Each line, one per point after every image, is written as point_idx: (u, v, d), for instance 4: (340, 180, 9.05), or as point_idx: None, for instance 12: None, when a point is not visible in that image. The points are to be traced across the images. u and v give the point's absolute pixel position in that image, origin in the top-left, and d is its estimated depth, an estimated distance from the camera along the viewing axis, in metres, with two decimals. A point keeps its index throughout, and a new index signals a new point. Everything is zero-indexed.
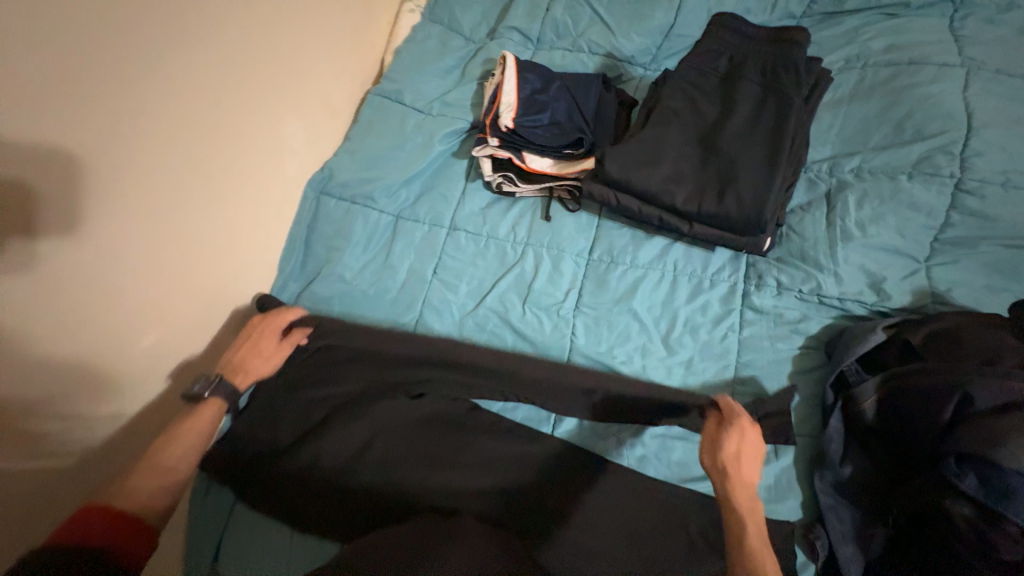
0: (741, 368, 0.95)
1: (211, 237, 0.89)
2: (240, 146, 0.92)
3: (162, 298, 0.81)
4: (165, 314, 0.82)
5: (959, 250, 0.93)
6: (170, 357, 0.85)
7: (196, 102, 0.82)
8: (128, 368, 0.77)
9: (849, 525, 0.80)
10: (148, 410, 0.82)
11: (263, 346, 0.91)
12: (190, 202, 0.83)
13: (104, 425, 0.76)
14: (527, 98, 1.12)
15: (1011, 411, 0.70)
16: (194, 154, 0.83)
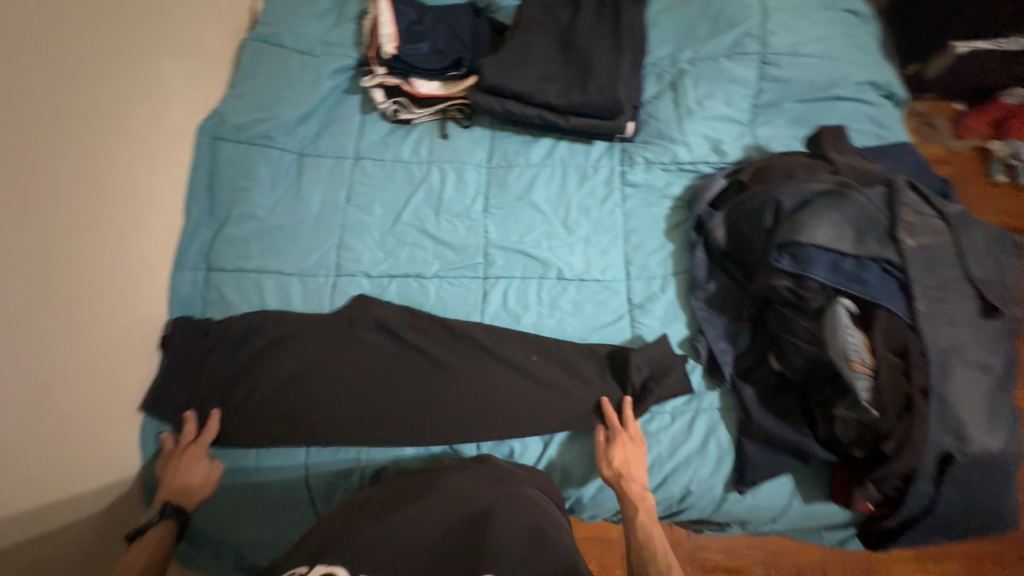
0: (629, 232, 1.13)
1: (94, 249, 0.84)
2: (108, 156, 0.87)
3: (49, 325, 0.76)
4: (60, 332, 0.78)
5: (770, 111, 1.18)
6: (90, 301, 0.83)
7: (50, 111, 0.77)
8: (39, 312, 0.75)
9: (720, 327, 1.01)
10: (77, 357, 0.81)
11: (197, 465, 0.88)
12: (61, 225, 0.78)
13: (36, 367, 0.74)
14: (406, 30, 1.20)
15: (806, 203, 0.93)
16: (55, 171, 0.78)
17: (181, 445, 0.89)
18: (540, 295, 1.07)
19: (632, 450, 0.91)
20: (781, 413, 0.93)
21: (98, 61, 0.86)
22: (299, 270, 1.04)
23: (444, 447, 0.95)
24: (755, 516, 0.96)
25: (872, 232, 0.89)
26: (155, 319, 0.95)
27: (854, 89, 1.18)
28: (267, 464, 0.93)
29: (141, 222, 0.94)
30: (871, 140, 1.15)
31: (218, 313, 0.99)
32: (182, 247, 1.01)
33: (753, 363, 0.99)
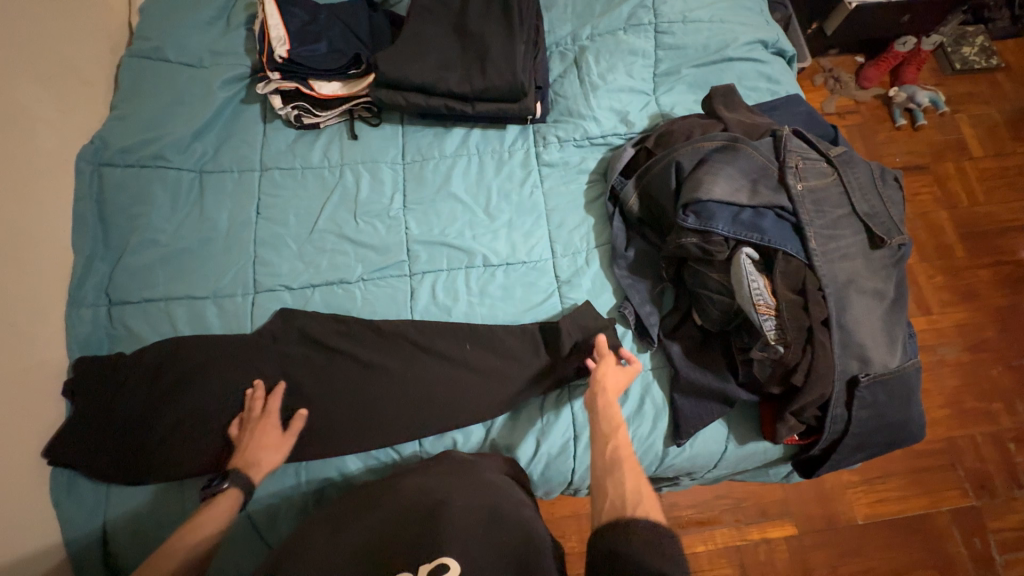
0: (551, 211, 1.15)
1: None
2: None
3: None
4: None
5: (670, 79, 1.22)
6: None
7: None
8: None
9: (644, 291, 1.04)
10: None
11: (269, 441, 0.87)
12: None
13: None
14: (298, 31, 1.15)
15: (702, 163, 0.97)
16: None
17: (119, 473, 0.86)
18: (469, 284, 1.07)
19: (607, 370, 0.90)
20: (707, 364, 0.97)
21: None
22: (213, 292, 0.99)
23: (387, 450, 0.95)
24: (698, 465, 1.00)
25: (765, 181, 0.94)
26: (57, 364, 0.89)
27: (745, 48, 1.23)
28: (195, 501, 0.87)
29: (24, 264, 0.87)
30: (766, 96, 1.21)
31: (128, 348, 0.93)
32: (77, 285, 0.94)
33: (677, 321, 1.03)
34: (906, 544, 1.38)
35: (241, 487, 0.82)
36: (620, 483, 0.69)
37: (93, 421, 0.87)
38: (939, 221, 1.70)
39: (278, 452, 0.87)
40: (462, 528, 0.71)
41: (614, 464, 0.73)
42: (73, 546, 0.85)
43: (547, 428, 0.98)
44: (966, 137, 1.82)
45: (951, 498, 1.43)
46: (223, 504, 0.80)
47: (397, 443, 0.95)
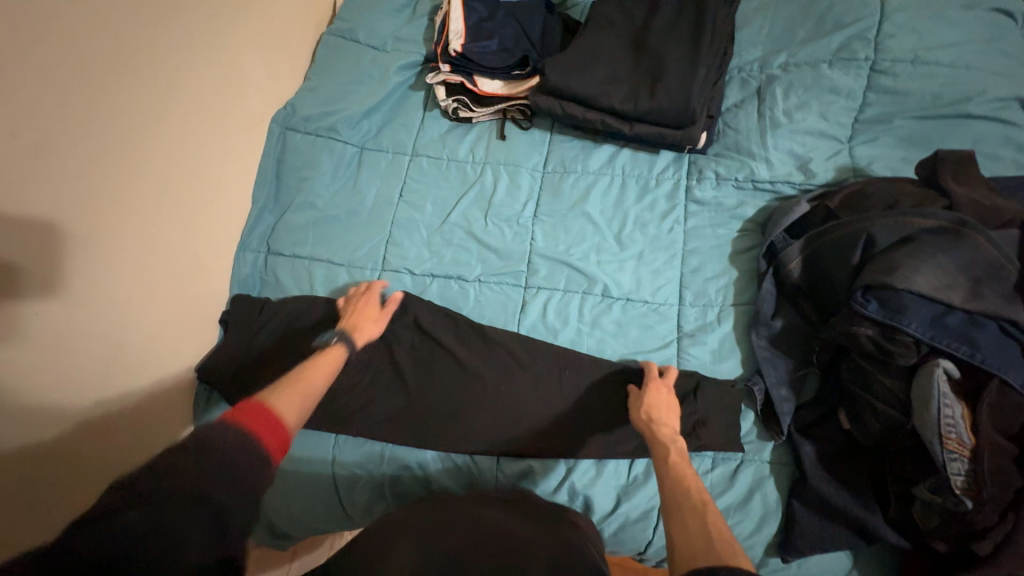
0: (688, 253, 1.03)
1: (180, 231, 0.94)
2: (195, 144, 0.97)
3: (147, 295, 0.88)
4: (154, 302, 0.90)
5: (876, 128, 1.01)
6: (176, 275, 0.94)
7: (155, 109, 0.88)
8: (140, 283, 0.87)
9: (782, 371, 0.89)
10: (165, 327, 0.92)
11: (369, 312, 0.95)
12: (159, 208, 0.90)
13: (139, 333, 0.87)
14: (475, 26, 1.17)
15: (905, 243, 0.79)
16: (153, 161, 0.88)
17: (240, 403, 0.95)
18: (582, 311, 1.02)
19: (659, 394, 0.86)
20: (843, 479, 0.81)
21: (192, 60, 0.95)
22: (348, 261, 1.07)
23: (465, 458, 0.94)
24: None
25: (993, 284, 0.73)
26: (217, 296, 1.03)
27: (992, 105, 0.97)
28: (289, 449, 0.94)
29: (216, 206, 1.02)
30: (1008, 169, 0.95)
31: (272, 295, 1.05)
32: (247, 230, 1.08)
33: (817, 418, 0.86)
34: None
35: (348, 344, 0.85)
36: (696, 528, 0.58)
37: (232, 353, 0.99)
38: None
39: (374, 324, 0.94)
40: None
41: (676, 505, 0.63)
42: None
43: (634, 490, 0.89)
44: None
45: None
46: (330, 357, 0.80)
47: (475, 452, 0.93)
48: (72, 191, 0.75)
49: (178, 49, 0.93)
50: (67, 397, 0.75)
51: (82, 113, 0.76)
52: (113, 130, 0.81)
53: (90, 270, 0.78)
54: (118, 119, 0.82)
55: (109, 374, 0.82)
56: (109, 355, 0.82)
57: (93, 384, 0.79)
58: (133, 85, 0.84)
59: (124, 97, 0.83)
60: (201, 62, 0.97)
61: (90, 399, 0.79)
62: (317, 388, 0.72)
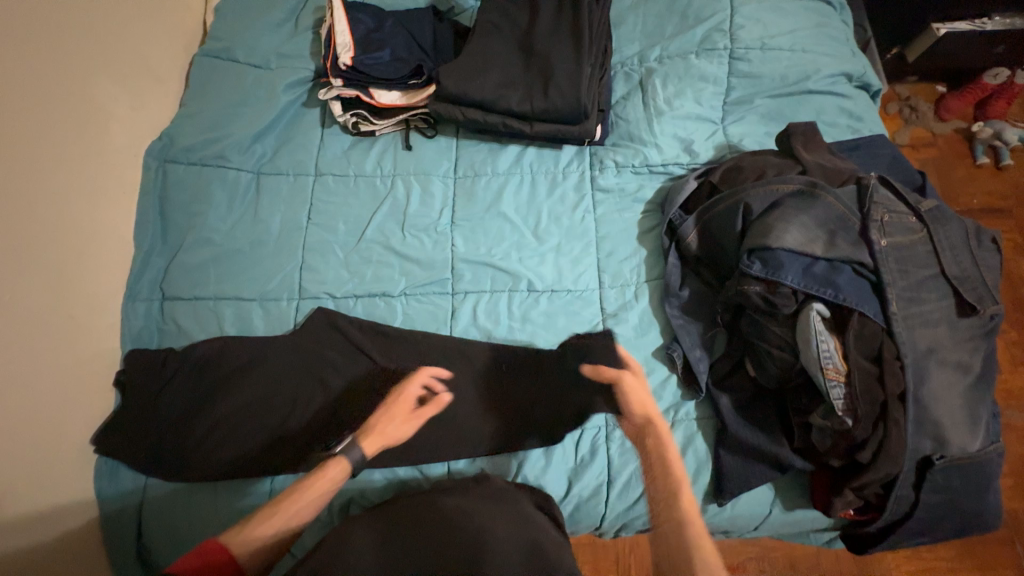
0: (601, 239, 1.10)
1: (49, 292, 0.84)
2: (56, 193, 0.86)
3: (15, 371, 0.77)
4: (25, 377, 0.79)
5: (742, 108, 1.15)
6: (50, 342, 0.83)
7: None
8: (3, 358, 0.76)
9: (695, 335, 0.98)
10: (45, 403, 0.81)
11: (396, 413, 0.91)
12: (16, 270, 0.79)
13: (11, 414, 0.76)
14: (363, 38, 1.15)
15: (774, 208, 0.90)
16: (3, 219, 0.78)
17: (156, 467, 0.87)
18: (511, 308, 1.04)
19: (640, 389, 0.93)
20: (756, 420, 0.91)
21: (35, 99, 0.85)
22: (260, 295, 1.00)
23: (416, 473, 0.93)
24: (737, 526, 0.95)
25: (845, 234, 0.86)
26: (107, 356, 0.92)
27: (827, 81, 1.14)
28: (225, 502, 0.87)
29: (94, 256, 0.92)
30: (846, 133, 1.12)
31: (176, 343, 0.96)
32: (134, 277, 0.98)
33: (727, 371, 0.96)
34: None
35: (351, 459, 0.84)
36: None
37: (135, 416, 0.89)
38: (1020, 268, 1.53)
39: (409, 428, 0.91)
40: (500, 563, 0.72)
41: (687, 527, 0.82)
42: (108, 531, 0.87)
43: (582, 470, 0.94)
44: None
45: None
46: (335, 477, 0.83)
47: (425, 464, 0.93)
48: None
49: (18, 88, 0.82)
50: None
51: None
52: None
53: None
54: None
55: None
56: None
57: None
58: None
59: None
60: (45, 100, 0.86)
61: None
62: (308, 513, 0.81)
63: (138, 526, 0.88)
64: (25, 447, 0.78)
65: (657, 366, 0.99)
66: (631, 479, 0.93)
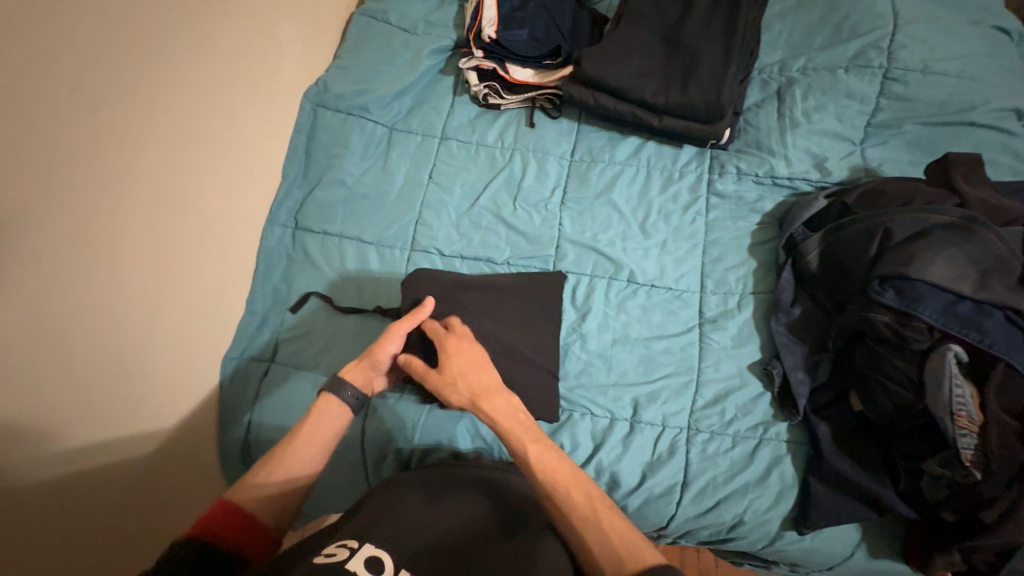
0: (709, 243, 1.07)
1: (216, 202, 0.96)
2: (234, 118, 0.98)
3: (185, 261, 0.90)
4: (189, 269, 0.91)
5: (886, 132, 1.08)
6: (210, 244, 0.95)
7: (199, 77, 0.90)
8: (179, 248, 0.89)
9: (799, 356, 0.94)
10: (198, 297, 0.93)
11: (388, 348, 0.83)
12: (198, 176, 0.91)
13: (176, 297, 0.89)
14: (507, 15, 1.19)
15: (920, 237, 0.85)
16: (194, 129, 0.90)
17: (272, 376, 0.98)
18: (608, 295, 1.05)
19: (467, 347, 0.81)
20: (856, 456, 0.86)
21: (229, 31, 0.96)
22: (377, 240, 1.07)
23: (494, 434, 0.96)
24: (810, 561, 0.91)
25: (1000, 276, 0.80)
26: (244, 269, 1.04)
27: (993, 115, 1.05)
28: None
29: (252, 177, 1.04)
30: (1006, 174, 1.02)
31: (299, 268, 1.05)
32: (276, 203, 1.09)
33: (830, 400, 0.92)
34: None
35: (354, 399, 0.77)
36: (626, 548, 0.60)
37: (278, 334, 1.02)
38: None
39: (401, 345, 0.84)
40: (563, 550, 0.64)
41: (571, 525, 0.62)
42: (222, 422, 0.98)
43: (658, 466, 0.93)
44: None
45: None
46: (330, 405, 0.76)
47: None
48: (118, 151, 0.77)
49: (217, 19, 0.93)
50: (101, 356, 0.76)
51: (124, 75, 0.77)
52: (153, 95, 0.82)
53: (125, 234, 0.79)
54: (156, 83, 0.82)
55: (148, 336, 0.84)
56: (149, 318, 0.84)
57: (137, 344, 0.82)
58: (183, 55, 0.87)
59: (163, 61, 0.83)
60: (240, 37, 0.99)
61: (130, 357, 0.81)
62: (315, 454, 0.72)
63: (247, 426, 0.97)
64: (180, 329, 0.90)
65: (751, 380, 0.96)
66: (708, 485, 0.91)
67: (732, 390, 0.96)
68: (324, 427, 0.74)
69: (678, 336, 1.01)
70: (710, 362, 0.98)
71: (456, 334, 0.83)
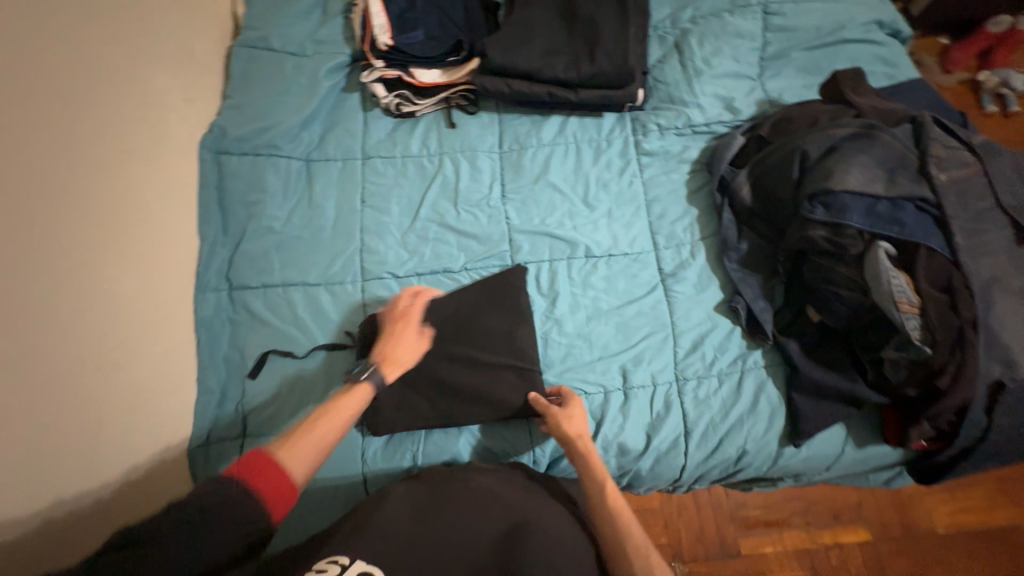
0: (650, 202, 1.11)
1: (129, 283, 0.85)
2: (127, 185, 0.87)
3: (107, 357, 0.79)
4: (114, 365, 0.80)
5: (778, 63, 1.16)
6: (134, 330, 0.84)
7: (79, 150, 0.79)
8: (97, 346, 0.77)
9: (756, 287, 1.00)
10: (134, 392, 0.83)
11: (405, 337, 0.89)
12: (99, 260, 0.80)
13: (110, 399, 0.78)
14: (398, 18, 1.14)
15: (832, 152, 0.93)
16: (85, 209, 0.78)
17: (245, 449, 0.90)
18: (571, 274, 1.06)
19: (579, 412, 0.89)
20: (827, 362, 0.94)
21: (101, 91, 0.85)
22: (325, 279, 1.01)
23: (497, 440, 0.94)
24: (810, 468, 0.98)
25: (904, 171, 0.89)
26: (183, 347, 0.94)
27: (861, 30, 1.16)
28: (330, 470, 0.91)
29: (165, 246, 0.94)
30: (883, 80, 1.13)
31: (247, 330, 0.97)
32: (202, 269, 0.99)
33: (792, 319, 0.98)
34: (993, 555, 1.27)
35: (375, 386, 0.82)
36: (638, 565, 0.72)
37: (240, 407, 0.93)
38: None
39: (416, 343, 0.91)
40: (547, 544, 0.70)
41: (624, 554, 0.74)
42: None
43: (660, 424, 0.96)
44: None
45: None
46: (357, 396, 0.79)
47: (507, 431, 0.95)
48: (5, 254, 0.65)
49: (89, 82, 0.82)
50: (33, 491, 0.65)
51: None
52: (32, 179, 0.70)
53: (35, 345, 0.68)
54: (34, 167, 0.71)
55: (83, 452, 0.73)
56: (81, 433, 0.73)
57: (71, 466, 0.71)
58: (56, 130, 0.75)
59: (37, 139, 0.72)
60: (115, 95, 0.87)
61: (65, 481, 0.70)
62: (341, 428, 0.75)
63: None
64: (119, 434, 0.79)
65: (721, 320, 1.01)
66: (709, 428, 0.96)
67: (707, 334, 1.01)
68: (353, 403, 0.78)
69: (644, 296, 1.04)
70: (681, 313, 1.02)
71: (570, 396, 0.91)
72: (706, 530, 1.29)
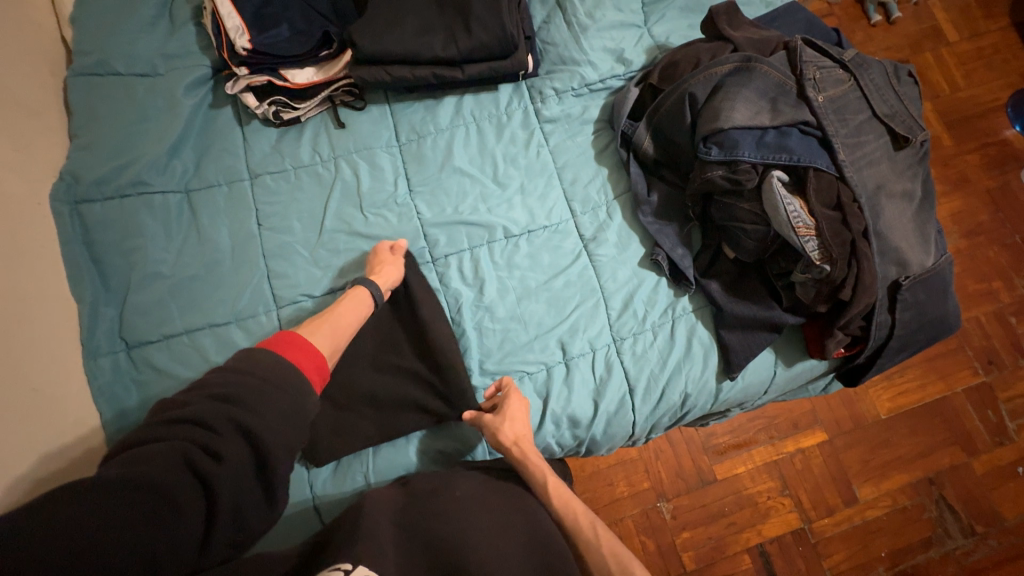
0: (561, 168, 1.09)
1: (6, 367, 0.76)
2: None
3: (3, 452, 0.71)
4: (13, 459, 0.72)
5: (661, 6, 1.14)
6: (24, 417, 0.76)
7: None
8: None
9: (673, 236, 1.02)
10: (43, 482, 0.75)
11: (386, 264, 0.95)
12: None
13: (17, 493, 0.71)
14: (255, 16, 1.02)
15: (717, 90, 0.94)
16: None
17: None
18: (494, 258, 1.03)
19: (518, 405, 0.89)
20: (747, 295, 0.98)
21: None
22: (234, 316, 0.94)
23: (450, 440, 0.94)
24: (750, 396, 1.03)
25: (784, 98, 0.92)
26: (87, 421, 0.85)
27: None
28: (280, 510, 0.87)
29: (36, 318, 0.84)
30: (761, 9, 1.14)
31: (157, 388, 0.89)
32: (87, 335, 0.90)
33: (710, 260, 1.01)
34: (930, 428, 1.40)
35: (370, 297, 0.90)
36: (599, 550, 0.74)
37: None
38: (945, 94, 1.56)
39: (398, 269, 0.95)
40: (528, 535, 0.71)
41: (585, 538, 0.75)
42: None
43: (605, 387, 0.97)
44: (942, 23, 1.62)
45: (964, 378, 1.43)
46: (358, 296, 0.88)
47: (458, 429, 0.94)
48: None
49: None
50: None
51: None
52: None
53: None
54: None
55: None
56: None
57: None
58: None
59: None
60: None
61: None
62: (348, 329, 0.84)
63: None
64: None
65: (646, 274, 1.03)
66: (650, 380, 0.98)
67: (635, 290, 1.02)
68: (350, 310, 0.86)
69: (568, 266, 1.03)
70: (607, 276, 1.03)
71: (512, 392, 0.91)
72: (683, 464, 1.35)
